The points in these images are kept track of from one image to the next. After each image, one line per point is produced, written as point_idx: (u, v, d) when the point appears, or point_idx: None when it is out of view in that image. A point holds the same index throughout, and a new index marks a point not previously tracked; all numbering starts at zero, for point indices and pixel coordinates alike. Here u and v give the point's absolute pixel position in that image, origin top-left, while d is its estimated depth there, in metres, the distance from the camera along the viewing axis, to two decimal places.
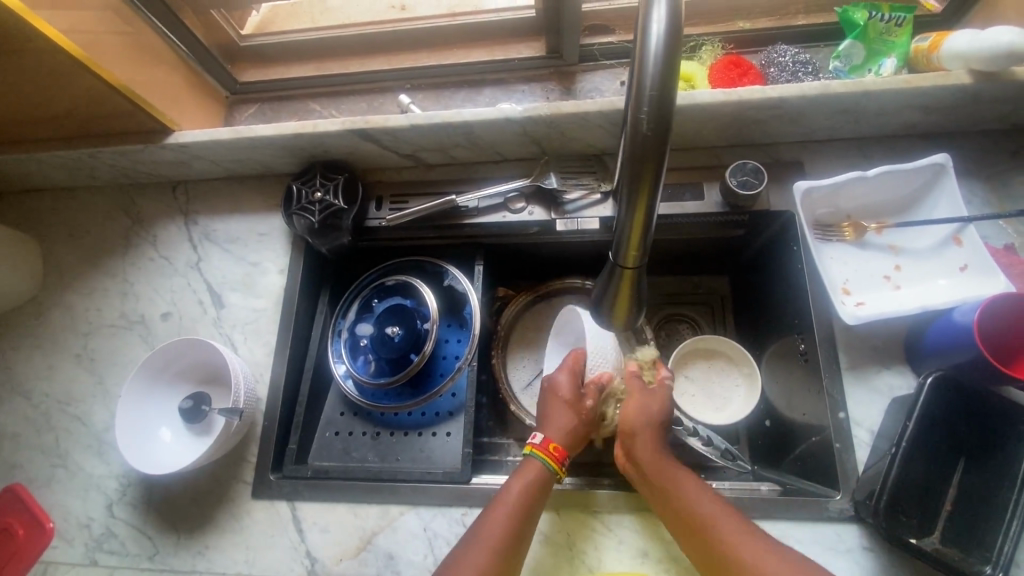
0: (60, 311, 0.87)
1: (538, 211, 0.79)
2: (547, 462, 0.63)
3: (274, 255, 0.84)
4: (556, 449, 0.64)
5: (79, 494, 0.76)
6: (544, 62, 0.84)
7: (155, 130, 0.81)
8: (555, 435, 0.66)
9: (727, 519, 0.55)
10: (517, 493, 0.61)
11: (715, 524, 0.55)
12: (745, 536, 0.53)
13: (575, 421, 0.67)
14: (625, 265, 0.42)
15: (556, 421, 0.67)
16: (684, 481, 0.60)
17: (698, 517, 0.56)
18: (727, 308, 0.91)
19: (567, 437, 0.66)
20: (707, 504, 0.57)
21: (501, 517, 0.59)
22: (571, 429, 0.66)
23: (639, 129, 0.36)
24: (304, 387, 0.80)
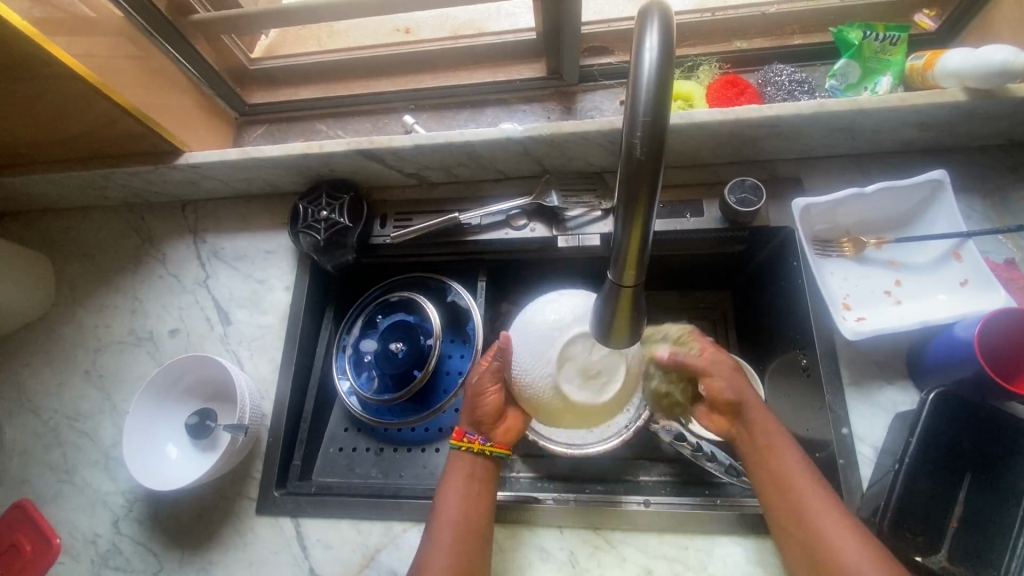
0: (71, 328, 0.88)
1: (540, 228, 0.80)
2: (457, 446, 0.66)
3: (281, 272, 0.85)
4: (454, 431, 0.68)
5: (86, 510, 0.77)
6: (546, 83, 0.85)
7: (166, 151, 0.83)
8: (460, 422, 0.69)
9: (809, 481, 0.58)
10: (449, 495, 0.63)
11: (802, 490, 0.57)
12: (809, 489, 0.57)
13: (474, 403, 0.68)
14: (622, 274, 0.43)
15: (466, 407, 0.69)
16: (783, 445, 0.61)
17: (784, 480, 0.58)
18: (729, 321, 0.92)
19: (468, 417, 0.68)
20: (792, 466, 0.59)
21: (446, 513, 0.62)
22: (471, 411, 0.68)
23: (633, 154, 0.37)
24: (309, 402, 0.81)
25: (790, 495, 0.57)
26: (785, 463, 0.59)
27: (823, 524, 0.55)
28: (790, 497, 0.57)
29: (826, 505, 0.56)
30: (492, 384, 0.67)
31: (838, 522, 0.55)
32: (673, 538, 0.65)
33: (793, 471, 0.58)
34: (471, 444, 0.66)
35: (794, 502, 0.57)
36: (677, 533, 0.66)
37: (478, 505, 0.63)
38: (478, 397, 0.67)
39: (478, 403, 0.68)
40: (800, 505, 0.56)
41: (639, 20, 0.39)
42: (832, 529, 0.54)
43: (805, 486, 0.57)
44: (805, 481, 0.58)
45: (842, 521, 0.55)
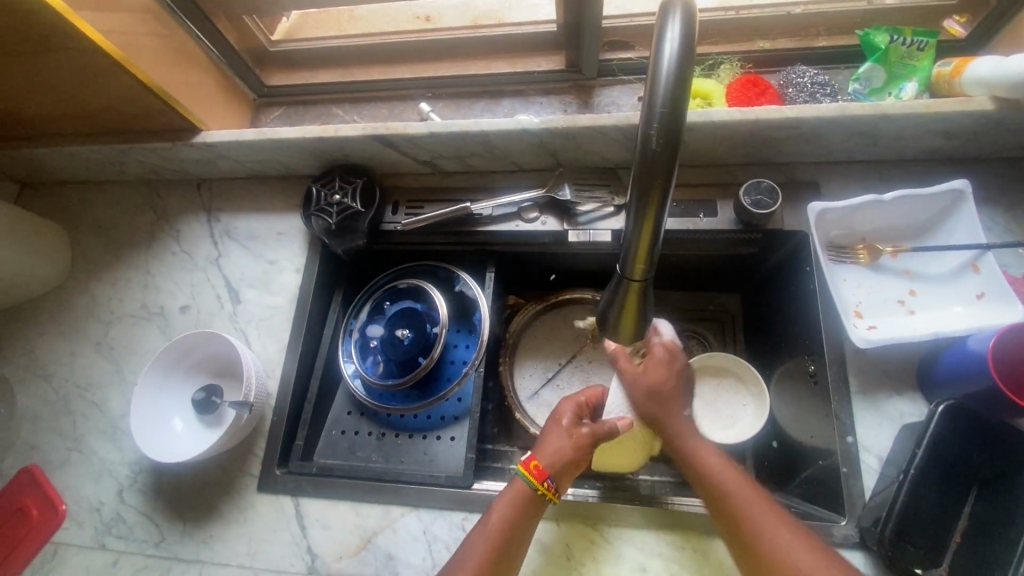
0: (84, 300, 0.90)
1: (551, 221, 0.80)
2: (529, 480, 0.62)
3: (291, 254, 0.86)
4: (536, 467, 0.63)
5: (92, 479, 0.79)
6: (564, 76, 0.85)
7: (185, 129, 0.84)
8: (542, 457, 0.64)
9: (747, 488, 0.59)
10: (497, 520, 0.61)
11: (740, 490, 0.59)
12: (750, 498, 0.58)
13: (567, 447, 0.65)
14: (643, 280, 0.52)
15: (548, 442, 0.66)
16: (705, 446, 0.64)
17: (720, 488, 0.59)
18: (737, 326, 0.92)
19: (555, 457, 0.64)
20: (721, 468, 0.61)
21: (483, 540, 0.59)
22: (558, 452, 0.64)
23: (648, 145, 0.37)
24: (313, 383, 0.81)
25: (725, 500, 0.59)
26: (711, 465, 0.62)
27: (757, 519, 0.56)
28: (732, 509, 0.58)
29: (757, 504, 0.57)
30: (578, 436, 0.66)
31: (783, 526, 0.55)
32: (669, 537, 0.65)
33: (724, 474, 0.61)
34: (547, 490, 0.62)
35: (737, 513, 0.57)
36: (674, 533, 0.65)
37: (519, 541, 0.60)
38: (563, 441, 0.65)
39: (566, 451, 0.65)
40: (742, 511, 0.57)
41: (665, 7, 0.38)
42: (776, 532, 0.54)
43: (744, 490, 0.58)
44: (740, 483, 0.59)
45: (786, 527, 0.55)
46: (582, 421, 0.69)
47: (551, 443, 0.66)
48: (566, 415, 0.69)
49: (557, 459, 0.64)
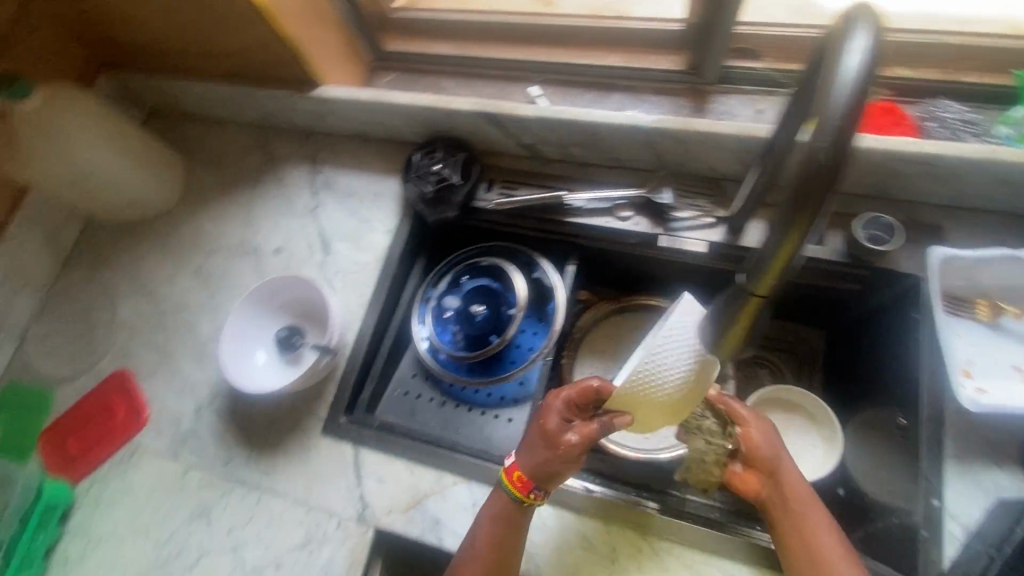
0: (190, 227, 0.96)
1: (643, 224, 0.79)
2: (512, 491, 0.64)
3: (384, 216, 0.88)
4: (520, 479, 0.64)
5: (175, 393, 0.85)
6: (682, 78, 0.82)
7: (305, 82, 0.89)
8: (531, 469, 0.64)
9: (829, 536, 0.59)
10: (487, 535, 0.63)
11: (823, 538, 0.59)
12: (832, 547, 0.58)
13: (549, 456, 0.63)
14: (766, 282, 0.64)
15: (537, 453, 0.63)
16: (798, 486, 0.62)
17: (804, 532, 0.59)
18: (817, 366, 0.88)
19: (535, 468, 0.63)
20: (809, 511, 0.61)
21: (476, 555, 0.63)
22: (540, 462, 0.63)
23: (816, 157, 0.39)
24: (387, 341, 0.84)
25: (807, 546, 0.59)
26: (825, 534, 0.59)
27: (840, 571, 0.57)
28: (814, 554, 0.58)
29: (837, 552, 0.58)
30: (565, 444, 0.62)
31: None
32: (717, 562, 0.65)
33: (811, 516, 0.60)
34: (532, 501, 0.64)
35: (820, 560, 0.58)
36: (724, 559, 0.65)
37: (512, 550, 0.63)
38: (549, 449, 0.63)
39: (546, 460, 0.63)
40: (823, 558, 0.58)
41: (834, 31, 0.41)
42: None
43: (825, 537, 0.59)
44: (823, 530, 0.59)
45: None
46: (570, 422, 0.65)
47: (538, 452, 0.64)
48: (552, 419, 0.64)
49: (537, 469, 0.63)
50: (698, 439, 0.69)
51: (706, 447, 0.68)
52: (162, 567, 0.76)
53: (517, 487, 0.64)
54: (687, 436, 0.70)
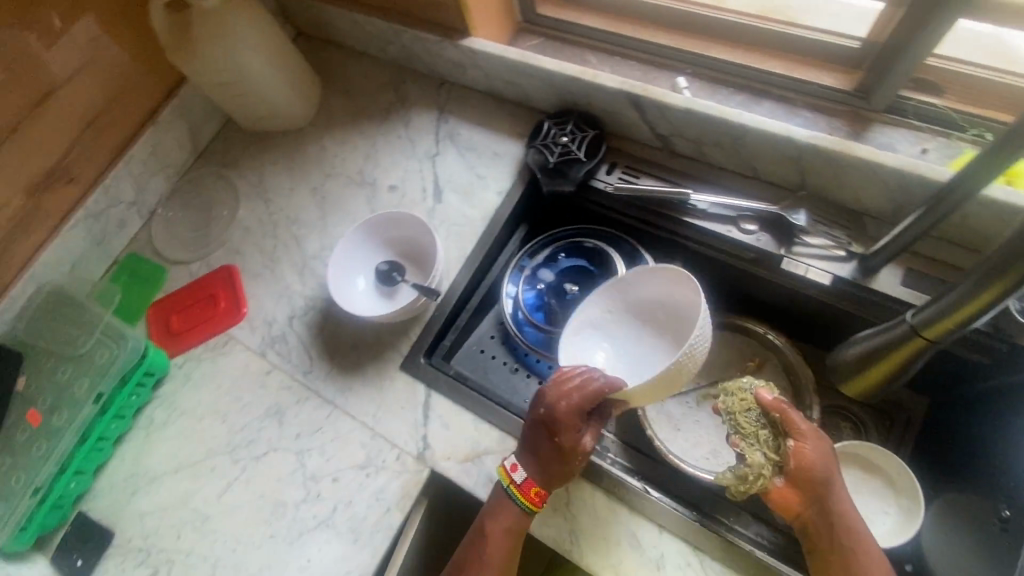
0: (315, 148, 1.01)
1: (766, 240, 0.75)
2: (530, 505, 0.66)
3: (500, 176, 0.89)
4: (537, 495, 0.66)
5: (273, 297, 0.90)
6: (844, 99, 0.77)
7: (456, 30, 0.90)
8: (545, 480, 0.66)
9: (873, 558, 0.60)
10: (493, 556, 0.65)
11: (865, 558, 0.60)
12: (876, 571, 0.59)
13: (567, 468, 0.66)
14: (929, 329, 0.56)
15: (553, 467, 0.65)
16: (842, 503, 0.63)
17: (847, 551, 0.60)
18: (910, 429, 0.82)
19: (552, 479, 0.66)
20: (854, 530, 0.61)
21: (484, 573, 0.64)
22: (558, 474, 0.66)
23: None
24: (476, 296, 0.86)
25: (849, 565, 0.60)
26: (862, 561, 0.60)
27: None
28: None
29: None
30: (580, 453, 0.66)
31: None
32: None
33: (855, 536, 0.61)
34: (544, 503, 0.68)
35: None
36: None
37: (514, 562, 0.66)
38: (564, 462, 0.65)
39: (563, 470, 0.66)
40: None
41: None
42: None
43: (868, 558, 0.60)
44: (865, 548, 0.60)
45: None
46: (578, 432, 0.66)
47: (553, 465, 0.65)
48: (567, 436, 0.65)
49: (552, 479, 0.66)
50: (741, 444, 0.67)
51: (750, 454, 0.66)
52: (232, 450, 0.82)
53: (531, 499, 0.66)
54: (733, 437, 0.68)
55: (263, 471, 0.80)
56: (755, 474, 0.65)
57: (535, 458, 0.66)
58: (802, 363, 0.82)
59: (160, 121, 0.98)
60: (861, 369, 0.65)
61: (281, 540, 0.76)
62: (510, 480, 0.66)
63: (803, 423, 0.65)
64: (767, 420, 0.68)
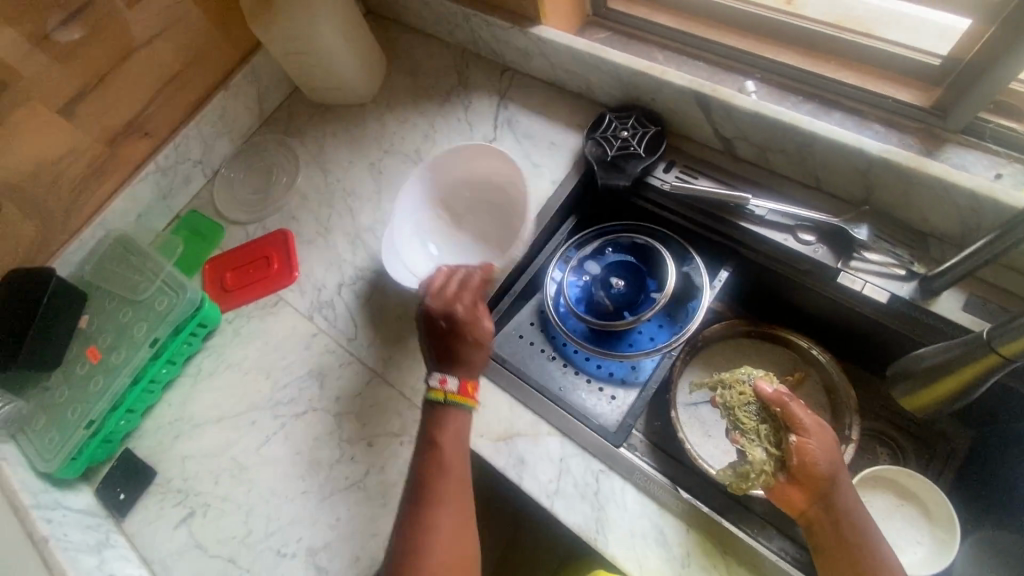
0: (375, 124, 1.03)
1: (823, 252, 0.74)
2: (468, 403, 0.71)
3: (555, 166, 0.90)
4: (469, 390, 0.72)
5: (323, 265, 0.93)
6: (919, 116, 0.75)
7: (527, 18, 0.91)
8: (472, 374, 0.73)
9: (880, 555, 0.61)
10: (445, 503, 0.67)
11: (871, 554, 0.61)
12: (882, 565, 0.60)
13: (483, 356, 0.73)
14: (1009, 344, 0.54)
15: (477, 363, 0.73)
16: (848, 502, 0.63)
17: (853, 548, 0.61)
18: (949, 460, 0.81)
19: (476, 372, 0.73)
20: (859, 528, 0.62)
21: (440, 521, 0.66)
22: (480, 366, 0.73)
23: None
24: (520, 282, 0.87)
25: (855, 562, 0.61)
26: (870, 557, 0.61)
27: None
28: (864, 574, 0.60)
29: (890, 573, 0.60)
30: (484, 334, 0.74)
31: None
32: None
33: (861, 533, 0.62)
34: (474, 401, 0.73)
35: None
36: None
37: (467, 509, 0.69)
38: (479, 351, 0.73)
39: (482, 360, 0.73)
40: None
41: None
42: None
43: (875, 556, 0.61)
44: (872, 546, 0.61)
45: None
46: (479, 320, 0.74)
47: (471, 356, 0.73)
48: (455, 310, 0.73)
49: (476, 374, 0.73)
50: (742, 439, 0.69)
51: (751, 450, 0.68)
52: (273, 406, 0.85)
53: (461, 394, 0.71)
54: (734, 433, 0.70)
55: (301, 429, 0.83)
56: (756, 470, 0.67)
57: (456, 360, 0.72)
58: (846, 381, 0.80)
59: (232, 85, 1.02)
60: (925, 384, 0.64)
61: (313, 496, 0.79)
62: (443, 392, 0.71)
63: (805, 419, 0.66)
64: (766, 415, 0.70)
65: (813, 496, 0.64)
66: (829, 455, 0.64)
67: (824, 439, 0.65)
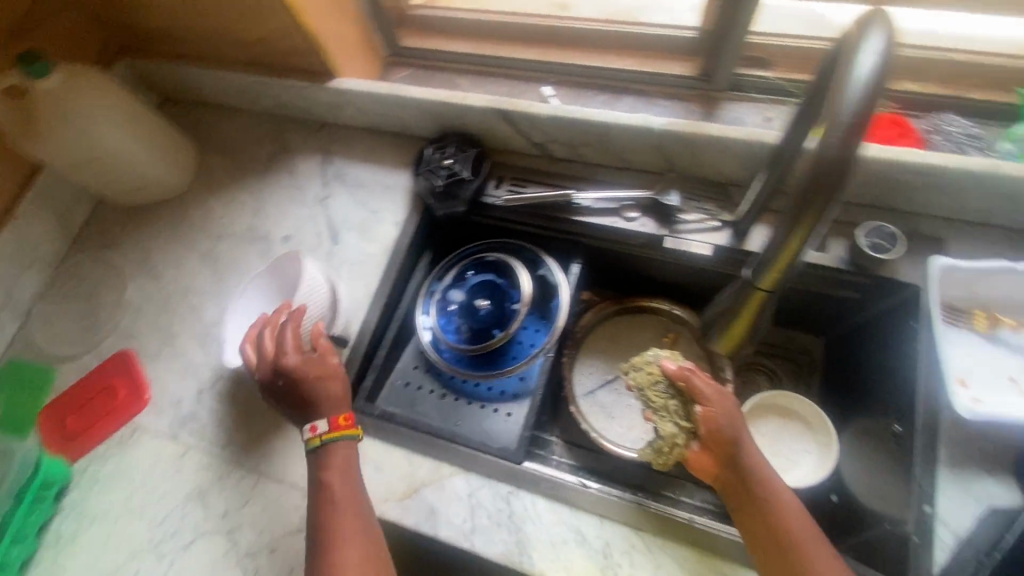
0: (199, 213, 0.97)
1: (649, 224, 0.80)
2: (350, 432, 0.71)
3: (392, 207, 0.89)
4: (346, 420, 0.72)
5: (177, 375, 0.85)
6: (692, 84, 0.84)
7: (322, 73, 0.90)
8: (342, 407, 0.73)
9: (790, 505, 0.62)
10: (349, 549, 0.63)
11: (782, 506, 0.62)
12: (794, 514, 0.61)
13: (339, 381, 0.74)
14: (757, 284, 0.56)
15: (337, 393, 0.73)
16: (757, 459, 0.65)
17: (765, 502, 0.62)
18: (814, 370, 0.89)
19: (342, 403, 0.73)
20: (770, 482, 0.63)
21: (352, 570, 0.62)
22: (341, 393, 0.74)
23: (830, 144, 0.44)
24: (389, 332, 0.85)
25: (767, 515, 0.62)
26: (780, 508, 0.62)
27: (803, 538, 0.60)
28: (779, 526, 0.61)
29: (801, 522, 0.61)
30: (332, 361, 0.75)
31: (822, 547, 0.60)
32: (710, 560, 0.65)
33: (771, 487, 0.63)
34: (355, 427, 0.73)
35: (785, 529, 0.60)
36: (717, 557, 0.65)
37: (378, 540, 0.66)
38: (332, 379, 0.74)
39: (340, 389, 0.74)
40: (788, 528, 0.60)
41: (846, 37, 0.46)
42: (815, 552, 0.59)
43: (785, 507, 0.62)
44: (783, 498, 0.62)
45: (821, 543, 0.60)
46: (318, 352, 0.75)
47: (333, 389, 0.74)
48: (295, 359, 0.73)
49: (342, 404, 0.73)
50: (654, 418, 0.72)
51: (664, 427, 0.70)
52: (154, 547, 0.76)
53: (340, 427, 0.71)
54: (646, 412, 0.73)
55: (192, 561, 0.75)
56: (670, 444, 0.70)
57: (317, 399, 0.72)
58: None
59: (19, 213, 0.91)
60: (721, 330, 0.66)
61: None
62: (320, 437, 0.70)
63: (706, 389, 0.69)
64: (674, 390, 0.72)
65: (724, 460, 0.66)
66: (733, 419, 0.67)
67: (727, 404, 0.68)
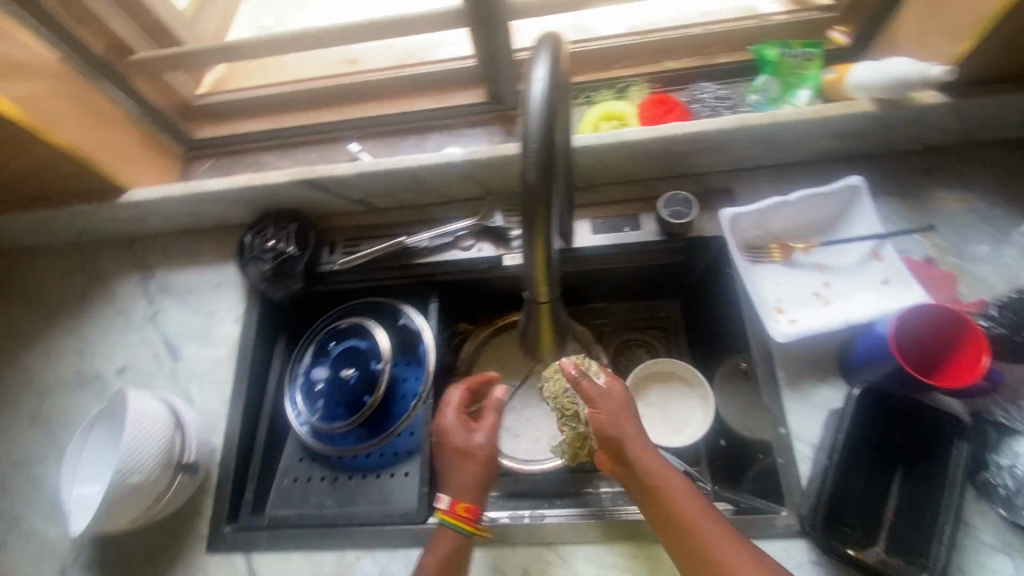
0: (15, 372, 0.86)
1: (485, 247, 0.82)
2: (461, 525, 0.66)
3: (230, 304, 0.85)
4: (465, 510, 0.66)
5: (28, 562, 0.75)
6: (486, 108, 0.88)
7: (110, 190, 0.84)
8: (469, 495, 0.68)
9: (683, 492, 0.57)
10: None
11: (677, 496, 0.57)
12: (688, 501, 0.56)
13: (485, 460, 0.70)
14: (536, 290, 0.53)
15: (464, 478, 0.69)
16: (646, 452, 0.59)
17: (660, 496, 0.57)
18: (680, 330, 0.95)
19: (470, 491, 0.68)
20: (662, 474, 0.58)
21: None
22: (461, 480, 0.69)
23: (528, 158, 0.44)
24: (260, 434, 0.81)
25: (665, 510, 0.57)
26: (675, 500, 0.56)
27: (701, 527, 0.55)
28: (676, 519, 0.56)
29: (698, 508, 0.56)
30: (479, 441, 0.71)
31: (721, 532, 0.55)
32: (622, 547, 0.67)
33: (664, 479, 0.57)
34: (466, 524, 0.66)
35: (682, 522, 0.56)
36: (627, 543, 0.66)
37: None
38: (466, 462, 0.70)
39: (473, 472, 0.69)
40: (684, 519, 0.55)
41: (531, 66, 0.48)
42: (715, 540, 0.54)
43: (680, 497, 0.56)
44: (677, 488, 0.57)
45: (719, 527, 0.55)
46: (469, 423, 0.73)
47: (468, 473, 0.69)
48: (456, 437, 0.72)
49: (463, 484, 0.69)
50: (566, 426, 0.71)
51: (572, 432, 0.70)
52: None
53: (461, 519, 0.66)
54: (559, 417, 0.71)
55: None
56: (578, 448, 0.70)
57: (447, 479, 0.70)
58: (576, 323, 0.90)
59: None
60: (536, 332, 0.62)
61: None
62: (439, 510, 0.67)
63: (591, 395, 0.62)
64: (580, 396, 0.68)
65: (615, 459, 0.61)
66: (617, 416, 0.60)
67: (611, 402, 0.61)
